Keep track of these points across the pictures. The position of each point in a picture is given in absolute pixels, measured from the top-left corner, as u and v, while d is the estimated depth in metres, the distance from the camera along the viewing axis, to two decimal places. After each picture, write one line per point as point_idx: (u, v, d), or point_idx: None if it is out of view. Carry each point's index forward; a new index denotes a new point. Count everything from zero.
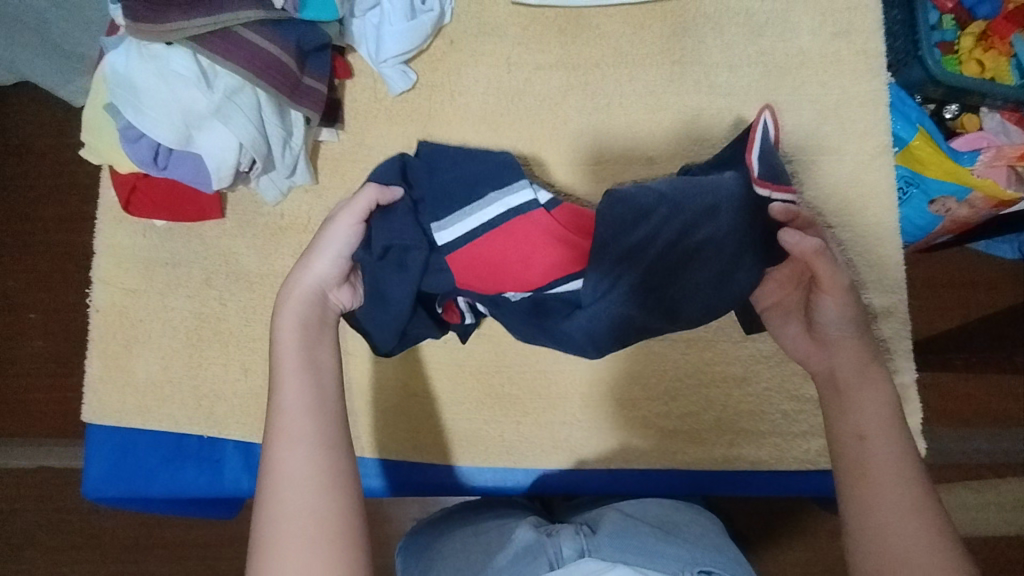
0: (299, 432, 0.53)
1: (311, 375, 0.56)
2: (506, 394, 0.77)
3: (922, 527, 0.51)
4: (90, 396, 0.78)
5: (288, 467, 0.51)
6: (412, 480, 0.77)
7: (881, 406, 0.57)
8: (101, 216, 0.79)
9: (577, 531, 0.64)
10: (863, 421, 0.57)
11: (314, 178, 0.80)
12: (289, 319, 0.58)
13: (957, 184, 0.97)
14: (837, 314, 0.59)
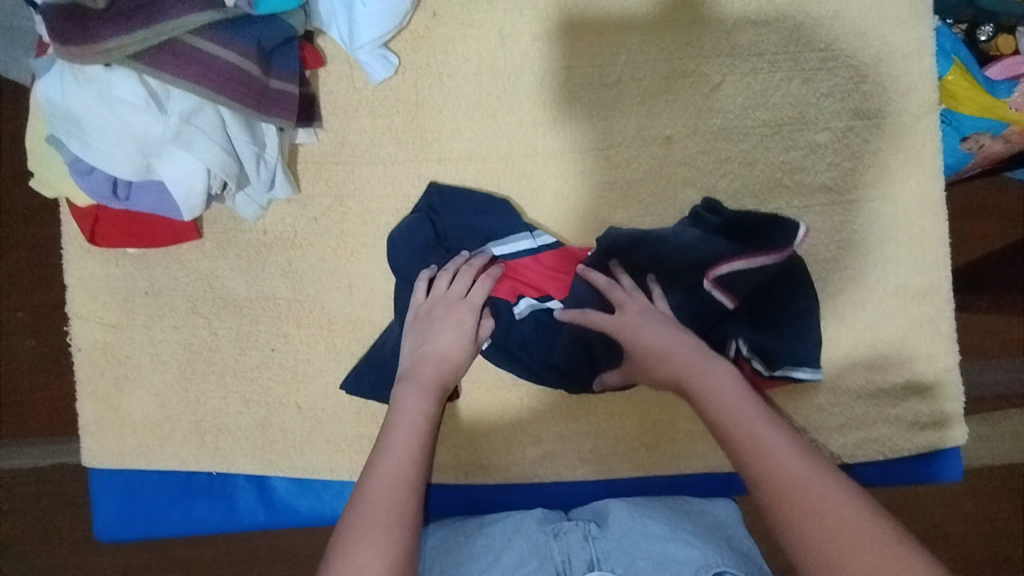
0: (401, 450, 0.58)
1: (423, 424, 0.61)
2: (526, 407, 0.73)
3: (840, 493, 0.48)
4: (87, 440, 0.73)
5: (391, 472, 0.56)
6: (432, 501, 0.74)
7: (734, 384, 0.59)
8: (67, 247, 0.72)
9: (586, 536, 0.62)
10: (744, 419, 0.55)
11: (296, 188, 0.72)
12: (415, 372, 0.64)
13: (993, 120, 0.86)
14: (654, 328, 0.64)
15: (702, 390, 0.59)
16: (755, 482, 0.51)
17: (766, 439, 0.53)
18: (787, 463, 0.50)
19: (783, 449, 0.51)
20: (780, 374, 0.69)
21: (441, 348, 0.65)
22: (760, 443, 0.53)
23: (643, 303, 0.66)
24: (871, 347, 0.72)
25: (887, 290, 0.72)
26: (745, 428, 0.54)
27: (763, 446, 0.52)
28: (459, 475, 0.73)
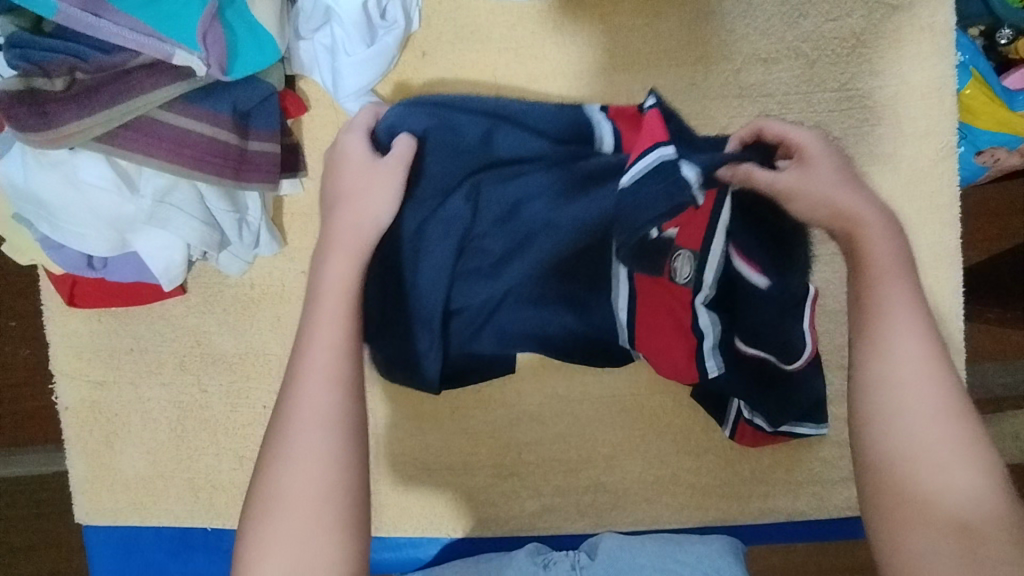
0: (337, 313, 0.49)
1: (350, 308, 0.50)
2: (525, 460, 0.72)
3: (962, 459, 0.40)
4: (80, 497, 0.72)
5: (316, 395, 0.46)
6: (431, 556, 0.72)
7: (914, 321, 0.45)
8: (48, 303, 0.70)
9: (574, 566, 0.63)
10: (913, 381, 0.43)
11: (282, 241, 0.69)
12: (334, 259, 0.53)
13: (1010, 136, 0.78)
14: (882, 259, 0.48)
15: (871, 329, 0.45)
16: (869, 462, 0.42)
17: (923, 400, 0.42)
18: (919, 444, 0.41)
19: (908, 406, 0.42)
20: (782, 430, 0.67)
21: (349, 188, 0.58)
22: (898, 411, 0.42)
23: (837, 181, 0.53)
24: None
25: None
26: (872, 386, 0.44)
27: (885, 442, 0.42)
28: (458, 529, 0.72)
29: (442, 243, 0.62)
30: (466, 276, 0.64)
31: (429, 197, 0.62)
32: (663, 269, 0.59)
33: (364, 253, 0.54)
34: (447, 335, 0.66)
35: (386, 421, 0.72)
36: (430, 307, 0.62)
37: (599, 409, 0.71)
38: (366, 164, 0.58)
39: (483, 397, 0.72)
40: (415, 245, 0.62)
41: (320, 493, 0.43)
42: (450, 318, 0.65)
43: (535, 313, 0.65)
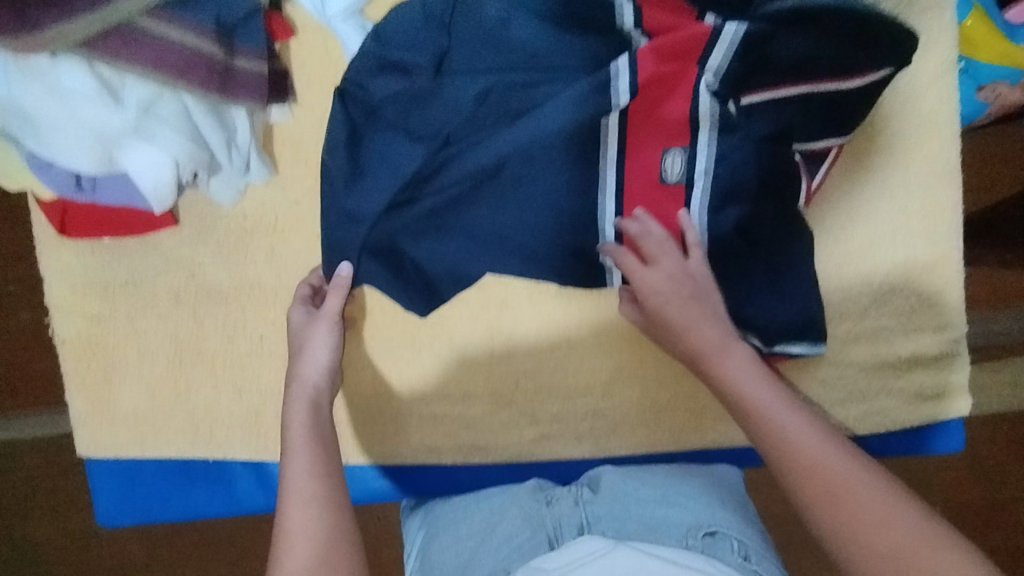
0: (306, 465, 0.57)
1: (322, 376, 0.63)
2: (523, 387, 0.72)
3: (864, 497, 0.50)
4: (80, 431, 0.73)
5: (303, 467, 0.57)
6: (431, 483, 0.73)
7: (751, 367, 0.61)
8: (39, 237, 0.69)
9: (576, 500, 0.66)
10: (785, 414, 0.57)
11: (272, 169, 0.68)
12: (299, 413, 0.61)
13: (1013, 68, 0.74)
14: (683, 317, 0.63)
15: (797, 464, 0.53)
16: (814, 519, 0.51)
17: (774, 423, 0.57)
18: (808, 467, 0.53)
19: (767, 400, 0.58)
20: (777, 350, 0.66)
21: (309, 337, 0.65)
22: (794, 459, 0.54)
23: (666, 286, 0.63)
24: (877, 321, 0.70)
25: (895, 262, 0.69)
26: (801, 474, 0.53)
27: (798, 465, 0.53)
28: (456, 457, 0.73)
29: (455, 147, 0.66)
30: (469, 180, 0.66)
31: (446, 110, 0.65)
32: (653, 165, 0.65)
33: (321, 384, 0.63)
34: (439, 236, 0.66)
35: (383, 350, 0.72)
36: (407, 168, 0.65)
37: (595, 335, 0.71)
38: (307, 319, 0.66)
39: (479, 324, 0.72)
40: (421, 150, 0.65)
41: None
42: (443, 213, 0.66)
43: (530, 214, 0.66)
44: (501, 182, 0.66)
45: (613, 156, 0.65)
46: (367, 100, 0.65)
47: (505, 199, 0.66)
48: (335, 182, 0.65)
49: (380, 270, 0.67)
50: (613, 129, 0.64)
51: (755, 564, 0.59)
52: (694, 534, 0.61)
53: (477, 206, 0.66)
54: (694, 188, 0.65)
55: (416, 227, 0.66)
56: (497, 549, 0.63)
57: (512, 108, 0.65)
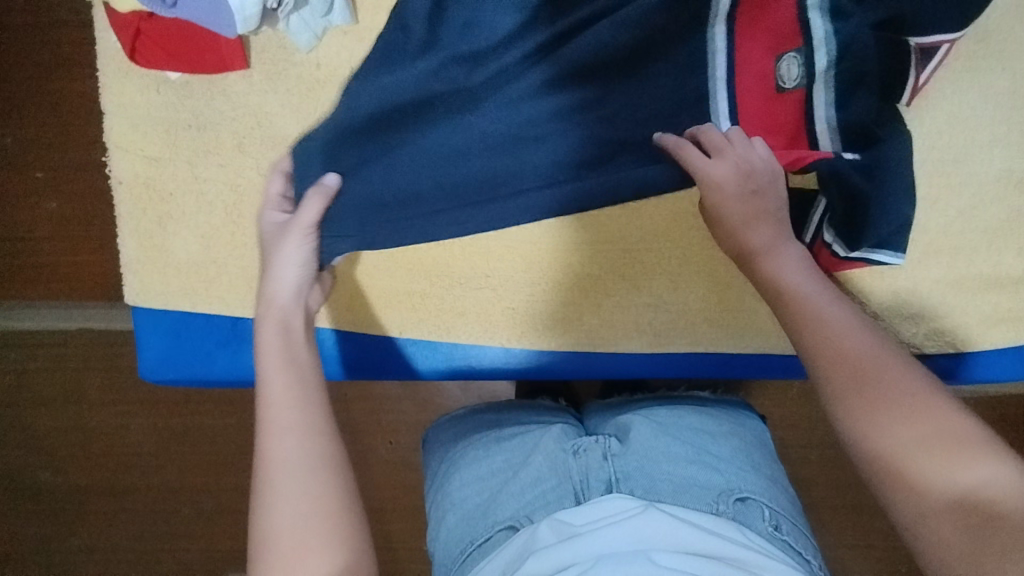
0: (283, 392, 0.54)
1: (293, 301, 0.60)
2: (587, 274, 0.70)
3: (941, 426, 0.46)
4: (130, 278, 0.71)
5: (276, 390, 0.54)
6: (483, 364, 0.72)
7: (801, 264, 0.59)
8: (103, 68, 0.67)
9: (606, 454, 0.63)
10: (860, 346, 0.51)
11: (354, 19, 0.65)
12: (269, 333, 0.58)
13: None
14: (744, 211, 0.60)
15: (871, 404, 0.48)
16: (845, 420, 0.49)
17: (850, 363, 0.50)
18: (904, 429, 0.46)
19: (819, 305, 0.55)
20: (856, 256, 0.64)
21: (281, 260, 0.61)
22: (874, 410, 0.48)
23: (731, 176, 0.59)
24: (963, 234, 0.67)
25: (988, 175, 0.66)
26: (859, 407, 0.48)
27: (862, 397, 0.49)
28: (510, 339, 0.71)
29: (540, 18, 0.63)
30: (533, 62, 0.64)
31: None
32: (769, 74, 0.63)
33: (290, 309, 0.60)
34: (493, 126, 0.64)
35: None
36: (476, 46, 0.63)
37: (669, 222, 0.69)
38: (279, 230, 0.62)
39: None
40: (505, 27, 0.63)
41: (303, 525, 0.47)
42: (497, 108, 0.64)
43: (595, 108, 0.64)
44: (565, 73, 0.64)
45: (725, 60, 0.62)
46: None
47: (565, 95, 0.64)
48: (395, 50, 0.63)
49: (427, 172, 0.64)
50: (723, 21, 0.62)
51: (783, 533, 0.60)
52: (726, 499, 0.60)
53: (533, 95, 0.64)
54: (814, 91, 0.61)
55: (466, 111, 0.64)
56: (521, 494, 0.62)
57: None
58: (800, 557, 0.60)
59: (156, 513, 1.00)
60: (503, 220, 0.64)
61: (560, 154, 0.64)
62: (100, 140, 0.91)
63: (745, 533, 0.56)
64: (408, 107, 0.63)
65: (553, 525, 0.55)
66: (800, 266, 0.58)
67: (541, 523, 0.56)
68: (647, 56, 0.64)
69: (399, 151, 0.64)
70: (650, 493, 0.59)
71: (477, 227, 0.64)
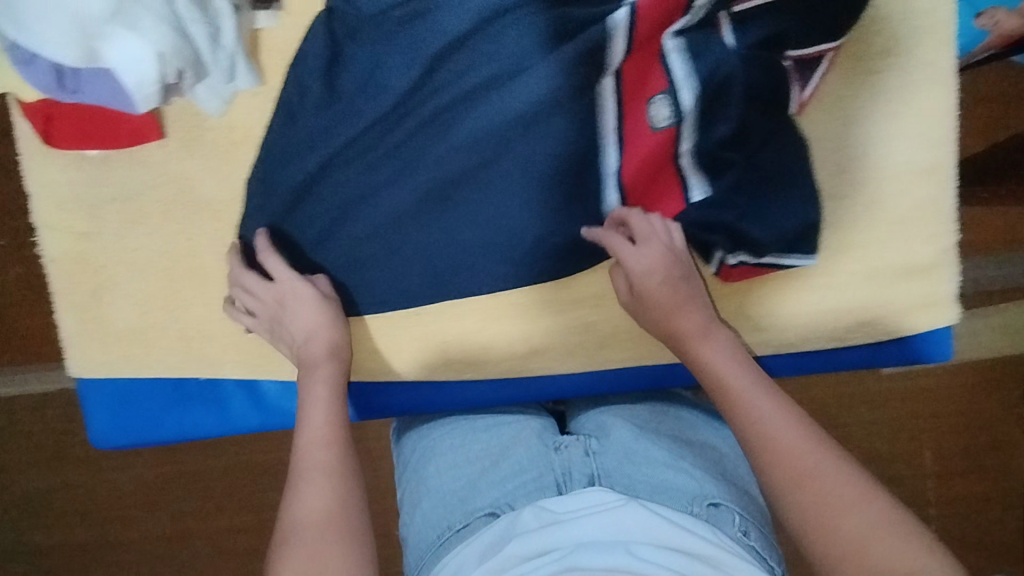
0: (320, 421, 0.58)
1: (335, 339, 0.65)
2: (515, 301, 0.72)
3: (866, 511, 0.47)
4: (71, 351, 0.72)
5: (320, 422, 0.58)
6: (423, 401, 0.74)
7: (729, 353, 0.61)
8: (23, 151, 0.68)
9: (587, 452, 0.62)
10: (787, 437, 0.52)
11: (261, 80, 0.67)
12: (322, 367, 0.62)
13: None
14: (665, 297, 0.64)
15: (802, 474, 0.50)
16: (784, 510, 0.50)
17: (783, 458, 0.51)
18: (832, 507, 0.48)
19: (744, 385, 0.57)
20: (768, 261, 0.68)
21: (309, 318, 0.65)
22: (805, 510, 0.48)
23: (646, 267, 0.64)
24: (870, 229, 0.69)
25: (890, 168, 0.68)
26: (792, 479, 0.50)
27: (782, 453, 0.52)
28: (447, 371, 0.73)
29: (440, 73, 0.66)
30: (430, 120, 0.67)
31: (433, 33, 0.65)
32: (642, 114, 0.66)
33: (343, 362, 0.64)
34: (392, 185, 0.68)
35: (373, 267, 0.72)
36: (363, 114, 0.66)
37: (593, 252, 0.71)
38: (295, 282, 0.66)
39: None
40: (396, 88, 0.66)
41: (315, 526, 0.50)
42: (390, 166, 0.68)
43: (489, 160, 0.68)
44: (448, 132, 0.67)
45: (611, 107, 0.65)
46: (355, 16, 0.65)
47: (448, 156, 0.67)
48: (295, 105, 0.66)
49: (327, 234, 0.69)
50: (610, 67, 0.64)
51: (752, 539, 0.57)
52: (701, 502, 0.58)
53: (420, 158, 0.68)
54: (682, 130, 0.64)
55: (358, 168, 0.68)
56: (501, 484, 0.61)
57: (488, 52, 0.65)
58: (766, 565, 0.56)
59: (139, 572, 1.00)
60: (402, 277, 0.70)
61: (445, 215, 0.69)
62: (22, 208, 0.90)
63: (717, 534, 0.54)
64: (310, 167, 0.67)
65: (537, 512, 0.55)
66: (737, 362, 0.59)
67: (523, 509, 0.56)
68: (539, 104, 0.66)
69: (303, 212, 0.68)
70: (628, 488, 0.58)
71: (373, 276, 0.70)
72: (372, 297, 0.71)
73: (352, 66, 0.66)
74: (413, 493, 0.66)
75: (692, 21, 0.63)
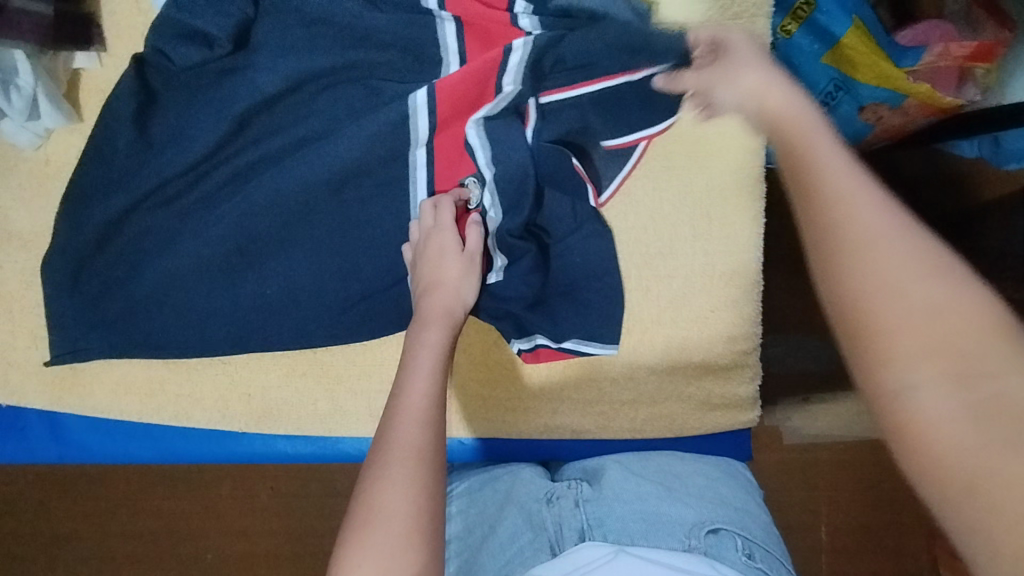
0: (425, 368, 0.55)
1: (454, 315, 0.61)
2: (323, 360, 0.72)
3: (945, 291, 0.36)
4: None
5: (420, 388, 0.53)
6: (225, 449, 0.74)
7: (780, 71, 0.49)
8: None
9: (577, 502, 0.63)
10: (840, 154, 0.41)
11: (77, 118, 0.68)
12: (429, 333, 0.58)
13: (892, 89, 0.84)
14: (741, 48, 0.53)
15: (856, 238, 0.38)
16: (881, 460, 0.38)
17: (864, 230, 0.38)
18: (889, 264, 0.37)
19: (813, 121, 0.44)
20: (568, 346, 0.68)
21: (450, 274, 0.61)
22: (870, 260, 0.37)
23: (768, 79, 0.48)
24: (672, 326, 0.69)
25: (694, 268, 0.69)
26: (831, 250, 0.38)
27: (822, 220, 0.39)
28: (249, 423, 0.73)
29: (252, 130, 0.67)
30: (242, 175, 0.67)
31: (243, 90, 0.65)
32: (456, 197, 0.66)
33: (453, 327, 0.60)
34: (202, 235, 0.68)
35: None
36: (170, 163, 0.66)
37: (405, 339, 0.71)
38: (434, 227, 0.62)
39: None
40: (202, 140, 0.66)
41: (409, 514, 0.46)
42: (200, 215, 0.68)
43: (298, 219, 0.68)
44: (256, 189, 0.67)
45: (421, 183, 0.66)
46: (169, 68, 0.65)
47: (255, 213, 0.67)
48: (105, 147, 0.66)
49: (133, 275, 0.69)
50: (419, 144, 0.65)
51: (758, 561, 0.58)
52: (697, 533, 0.58)
53: (227, 210, 0.68)
54: (487, 222, 0.65)
55: (167, 214, 0.68)
56: (499, 552, 0.60)
57: (301, 116, 0.66)
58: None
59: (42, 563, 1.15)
60: (206, 326, 0.69)
61: (251, 269, 0.69)
62: None
63: (717, 565, 0.53)
64: (118, 208, 0.67)
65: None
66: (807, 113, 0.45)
67: None
68: (344, 171, 0.66)
69: (114, 252, 0.69)
70: (622, 537, 0.58)
71: (175, 323, 0.69)
72: (178, 344, 0.70)
73: (162, 117, 0.66)
74: (474, 551, 0.62)
75: (497, 110, 0.63)
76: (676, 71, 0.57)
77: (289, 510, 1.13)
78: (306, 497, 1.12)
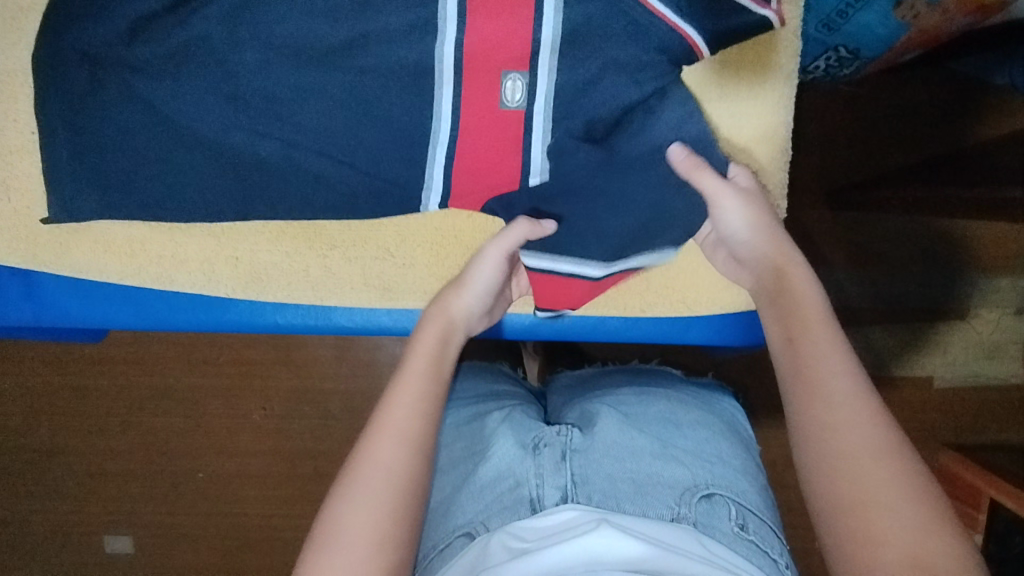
0: (421, 374, 0.55)
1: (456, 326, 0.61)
2: (316, 225, 0.69)
3: (924, 520, 0.43)
4: None
5: (412, 402, 0.53)
6: (209, 317, 0.72)
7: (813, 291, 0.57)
8: None
9: (564, 454, 0.58)
10: (843, 386, 0.50)
11: None
12: (431, 336, 0.59)
13: None
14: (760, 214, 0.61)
15: (839, 470, 0.47)
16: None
17: (856, 430, 0.48)
18: (874, 487, 0.45)
19: (821, 351, 0.53)
20: None
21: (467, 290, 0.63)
22: (865, 511, 0.44)
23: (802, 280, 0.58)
24: None
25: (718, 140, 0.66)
26: (821, 466, 0.48)
27: (813, 452, 0.49)
28: (235, 289, 0.70)
29: None
30: (227, 17, 0.60)
31: None
32: (492, 86, 0.60)
33: (453, 338, 0.60)
34: (185, 86, 0.61)
35: None
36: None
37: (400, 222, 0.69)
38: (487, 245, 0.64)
39: None
40: None
41: (375, 539, 0.46)
42: (174, 60, 0.61)
43: (283, 67, 0.60)
44: (238, 33, 0.60)
45: (449, 67, 0.59)
46: None
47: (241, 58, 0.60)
48: None
49: (100, 126, 0.62)
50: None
51: (749, 533, 0.55)
52: (690, 499, 0.55)
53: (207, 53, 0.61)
54: (533, 114, 0.60)
55: (138, 55, 0.61)
56: (477, 494, 0.58)
57: None
58: (767, 558, 0.54)
59: (24, 463, 1.12)
60: (184, 184, 0.63)
61: (230, 122, 0.62)
62: None
63: (704, 543, 0.51)
64: (92, 46, 0.61)
65: (504, 541, 0.51)
66: (815, 323, 0.55)
67: (493, 533, 0.52)
68: (343, 12, 0.59)
69: (85, 97, 0.62)
70: (607, 500, 0.54)
71: (151, 181, 0.63)
72: (156, 202, 0.65)
73: None
74: (451, 490, 0.61)
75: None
76: (694, 166, 0.60)
77: (278, 415, 1.10)
78: (296, 401, 1.09)
